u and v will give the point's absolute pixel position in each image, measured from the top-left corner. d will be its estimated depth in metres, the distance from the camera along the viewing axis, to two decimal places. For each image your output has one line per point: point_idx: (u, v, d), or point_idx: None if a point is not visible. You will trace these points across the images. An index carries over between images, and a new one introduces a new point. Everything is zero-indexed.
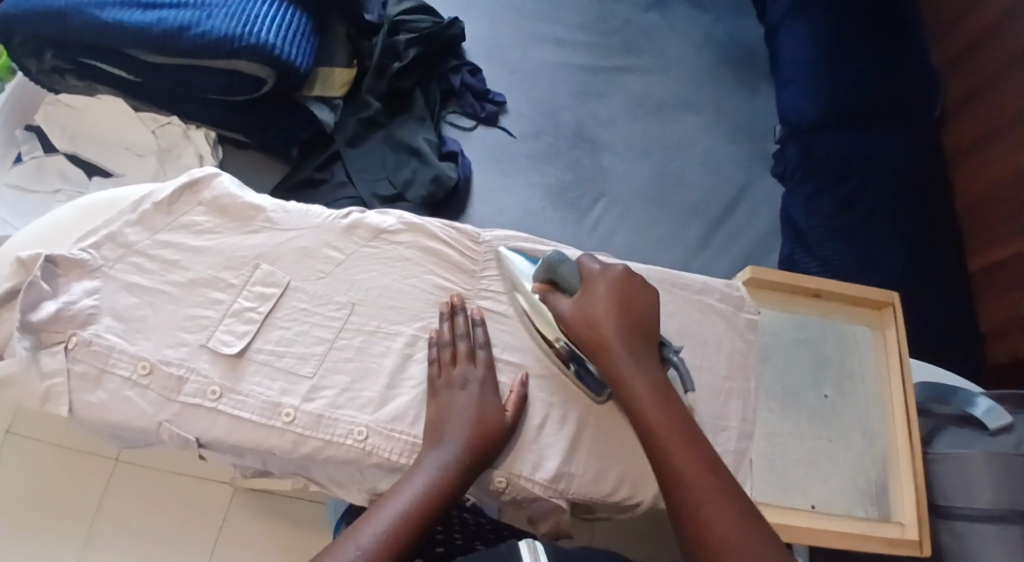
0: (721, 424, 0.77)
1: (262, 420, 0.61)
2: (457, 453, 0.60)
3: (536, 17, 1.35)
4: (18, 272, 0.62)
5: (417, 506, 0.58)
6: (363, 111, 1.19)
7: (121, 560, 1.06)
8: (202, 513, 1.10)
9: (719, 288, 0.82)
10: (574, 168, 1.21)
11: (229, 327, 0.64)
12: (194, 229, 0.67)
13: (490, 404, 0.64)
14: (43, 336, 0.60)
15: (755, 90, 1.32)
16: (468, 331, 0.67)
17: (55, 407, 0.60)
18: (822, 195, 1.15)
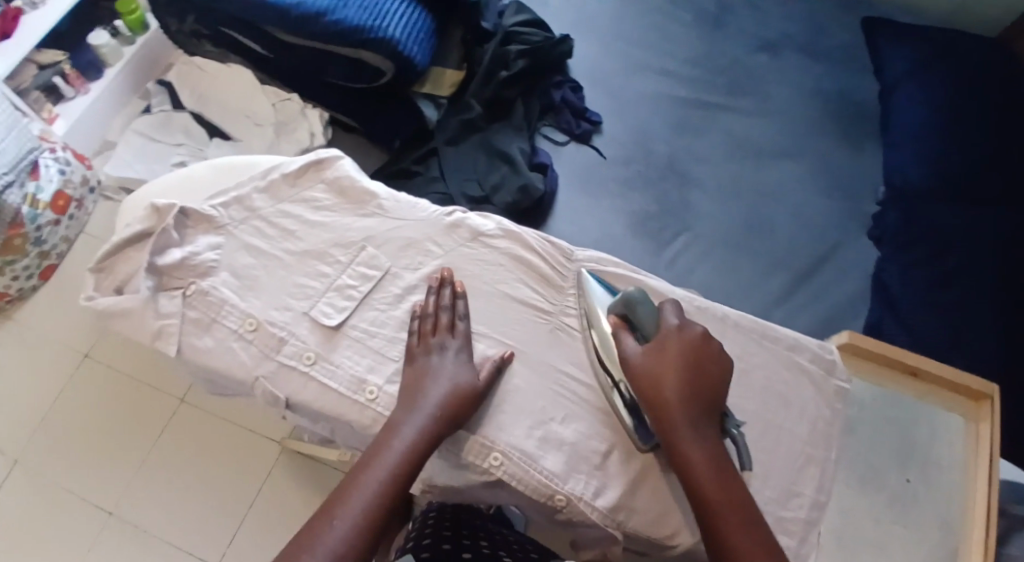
0: (796, 491, 0.71)
1: (346, 392, 0.65)
2: (427, 419, 0.62)
3: (647, 45, 1.38)
4: (152, 217, 0.67)
5: (392, 472, 0.60)
6: (465, 113, 1.23)
7: (174, 490, 1.24)
8: (253, 464, 1.27)
9: (812, 349, 0.77)
10: (661, 200, 1.23)
11: (331, 300, 0.68)
12: (314, 205, 0.72)
13: (463, 373, 0.65)
14: (165, 280, 0.66)
15: (861, 146, 1.29)
16: (451, 304, 0.69)
17: (165, 345, 0.65)
18: (918, 267, 1.14)
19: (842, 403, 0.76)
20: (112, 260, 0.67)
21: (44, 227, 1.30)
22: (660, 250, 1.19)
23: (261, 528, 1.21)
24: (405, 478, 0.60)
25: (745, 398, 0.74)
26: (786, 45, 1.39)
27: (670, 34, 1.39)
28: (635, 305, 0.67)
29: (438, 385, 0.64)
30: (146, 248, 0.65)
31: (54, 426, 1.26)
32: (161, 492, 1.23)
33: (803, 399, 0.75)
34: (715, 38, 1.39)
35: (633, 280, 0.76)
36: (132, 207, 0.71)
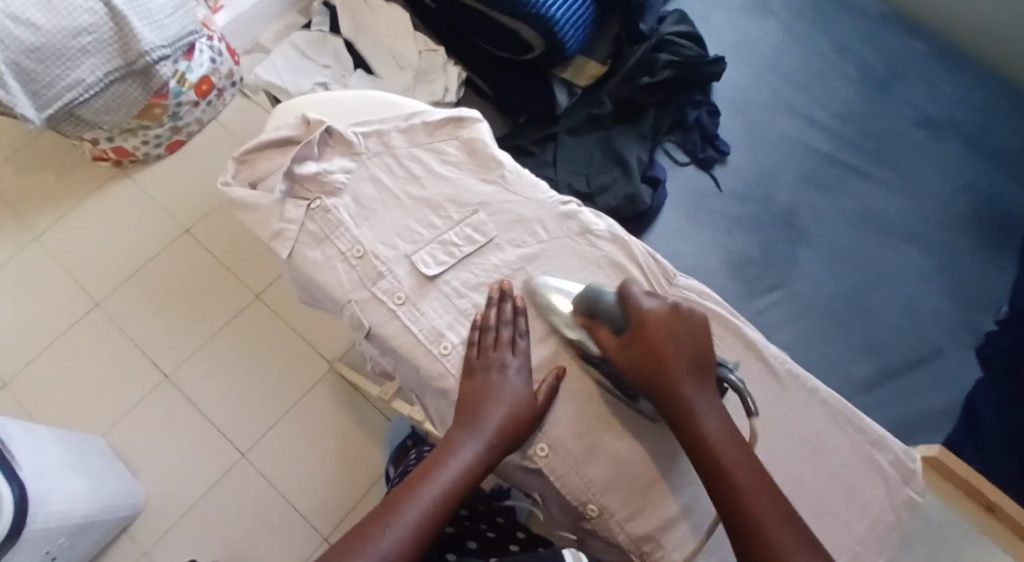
0: None
1: (424, 341, 0.69)
2: (487, 439, 0.65)
3: (802, 89, 1.38)
4: (301, 128, 0.73)
5: (448, 487, 0.64)
6: (595, 108, 1.24)
7: (227, 370, 1.40)
8: (300, 376, 1.39)
9: (896, 452, 0.74)
10: (766, 247, 1.24)
11: (432, 251, 0.71)
12: (443, 158, 0.75)
13: (519, 393, 0.67)
14: (297, 188, 0.71)
15: (997, 255, 1.23)
16: (513, 318, 0.69)
17: (280, 247, 0.70)
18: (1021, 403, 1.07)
19: (908, 513, 0.73)
20: (254, 155, 0.73)
21: (184, 105, 1.44)
22: (748, 299, 1.20)
23: (295, 432, 1.35)
24: (460, 494, 0.65)
25: (808, 476, 0.72)
26: (947, 126, 1.34)
27: (828, 84, 1.38)
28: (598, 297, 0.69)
29: (495, 406, 0.66)
30: (289, 155, 0.71)
31: (142, 282, 1.45)
32: (214, 370, 1.39)
33: (869, 498, 0.73)
34: (874, 103, 1.36)
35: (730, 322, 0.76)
36: (283, 113, 0.77)
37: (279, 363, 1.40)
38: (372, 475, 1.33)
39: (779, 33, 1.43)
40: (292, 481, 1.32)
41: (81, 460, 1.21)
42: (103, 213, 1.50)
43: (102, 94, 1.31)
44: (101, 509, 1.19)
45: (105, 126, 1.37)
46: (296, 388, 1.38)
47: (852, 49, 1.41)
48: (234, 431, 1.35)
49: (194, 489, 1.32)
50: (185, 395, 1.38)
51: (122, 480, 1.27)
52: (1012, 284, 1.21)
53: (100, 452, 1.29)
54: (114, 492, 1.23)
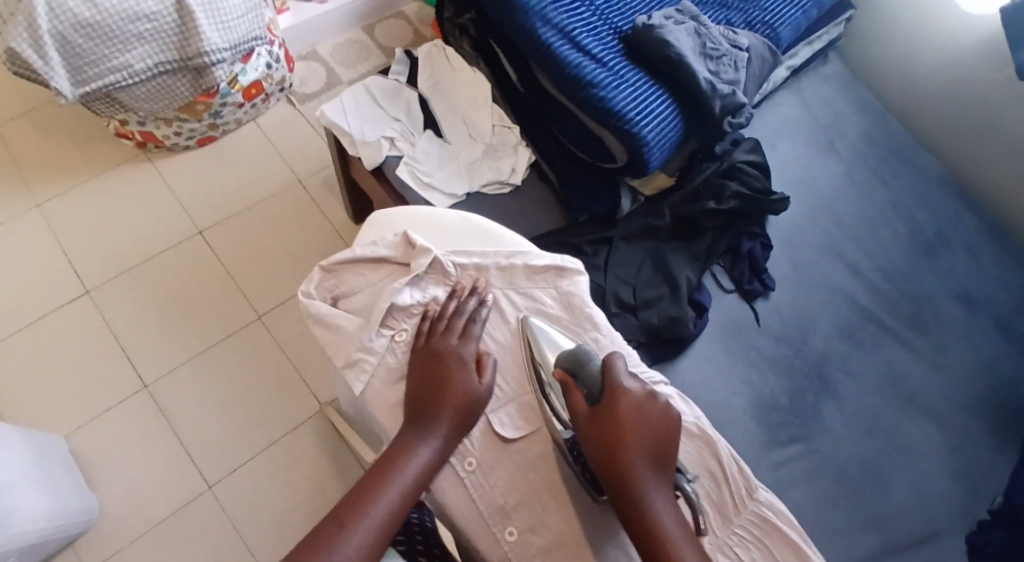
0: None
1: (487, 519, 0.76)
2: (444, 432, 0.76)
3: (851, 236, 1.36)
4: (402, 251, 0.83)
5: (411, 483, 0.74)
6: (654, 219, 1.20)
7: (214, 387, 1.32)
8: (290, 410, 1.32)
9: None
10: (795, 397, 1.22)
11: (509, 414, 0.80)
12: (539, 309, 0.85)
13: (461, 363, 0.79)
14: (386, 317, 0.81)
15: (1002, 447, 1.22)
16: (472, 310, 0.82)
17: (357, 378, 0.80)
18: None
19: None
20: (341, 267, 0.83)
21: (228, 105, 1.39)
22: (769, 448, 1.18)
23: (271, 471, 1.28)
24: (421, 484, 0.75)
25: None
26: (982, 304, 1.33)
27: (877, 237, 1.37)
28: (585, 361, 0.78)
29: (450, 395, 0.77)
30: (386, 288, 0.81)
31: (145, 278, 1.38)
32: (201, 390, 1.32)
33: None
34: (919, 266, 1.35)
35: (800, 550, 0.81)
36: (380, 219, 0.89)
37: (268, 395, 1.33)
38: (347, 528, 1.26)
39: (841, 174, 1.41)
40: (265, 519, 1.25)
41: (42, 471, 1.14)
42: (115, 195, 1.43)
43: (147, 83, 1.24)
44: (59, 528, 1.12)
45: (141, 113, 1.29)
46: (281, 424, 1.31)
47: (909, 207, 1.40)
48: (208, 460, 1.28)
49: (159, 512, 1.24)
50: (166, 415, 1.30)
51: (79, 494, 1.19)
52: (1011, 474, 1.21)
53: (62, 459, 1.21)
54: (72, 508, 1.15)
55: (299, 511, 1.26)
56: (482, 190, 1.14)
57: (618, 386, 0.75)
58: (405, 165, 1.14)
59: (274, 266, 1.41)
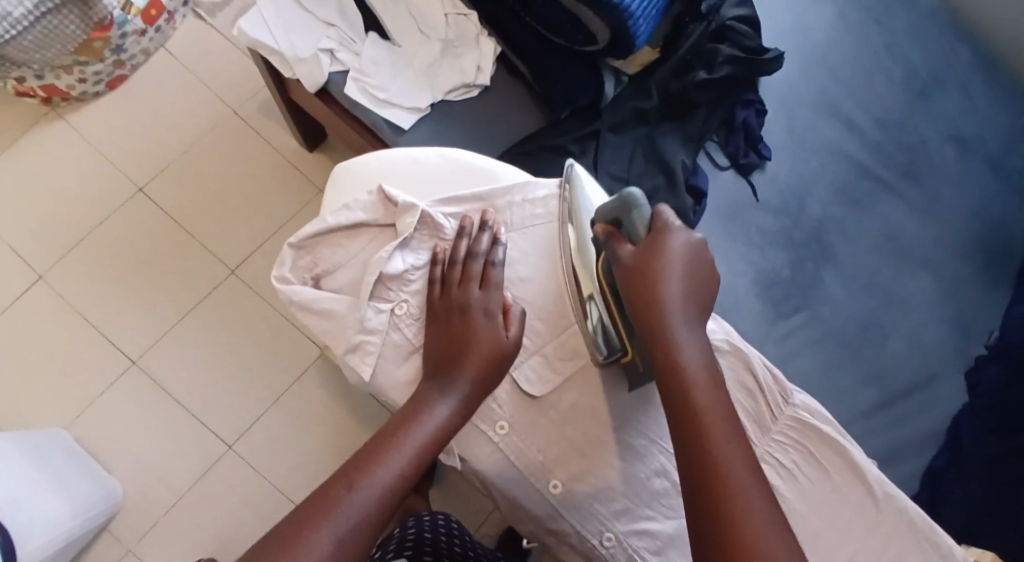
0: None
1: (529, 475, 0.78)
2: (464, 389, 0.70)
3: (845, 86, 1.26)
4: (386, 212, 0.80)
5: (422, 444, 0.67)
6: (642, 101, 1.11)
7: (193, 350, 1.23)
8: (283, 363, 1.24)
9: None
10: (796, 268, 1.17)
11: (533, 367, 0.80)
12: (547, 244, 0.84)
13: (488, 315, 0.74)
14: (382, 288, 0.78)
15: (995, 286, 1.22)
16: (487, 248, 0.78)
17: (363, 364, 0.76)
18: (1001, 433, 1.12)
19: None
20: (315, 242, 0.80)
21: (129, 35, 1.22)
22: (773, 321, 1.15)
23: (283, 426, 1.22)
24: (435, 448, 0.68)
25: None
26: (977, 142, 1.27)
27: (870, 83, 1.27)
28: (633, 205, 0.74)
29: (472, 349, 0.72)
30: (376, 258, 0.77)
31: (96, 246, 1.25)
32: (186, 354, 1.23)
33: None
34: (912, 111, 1.27)
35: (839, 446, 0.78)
36: (348, 177, 0.87)
37: (258, 345, 1.24)
38: None
39: (831, 20, 1.29)
40: (279, 473, 1.20)
41: (52, 469, 1.07)
42: (35, 160, 1.28)
43: (31, 30, 1.10)
44: (86, 521, 1.07)
45: (36, 64, 1.16)
46: (285, 375, 1.24)
47: (900, 46, 1.29)
48: (219, 420, 1.21)
49: (169, 489, 1.18)
50: (162, 388, 1.21)
51: (98, 481, 1.12)
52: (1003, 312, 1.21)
53: (71, 451, 1.14)
54: (93, 495, 1.10)
55: (314, 462, 1.21)
56: (447, 97, 1.02)
57: (666, 232, 0.70)
58: (353, 82, 1.00)
59: (233, 210, 1.29)
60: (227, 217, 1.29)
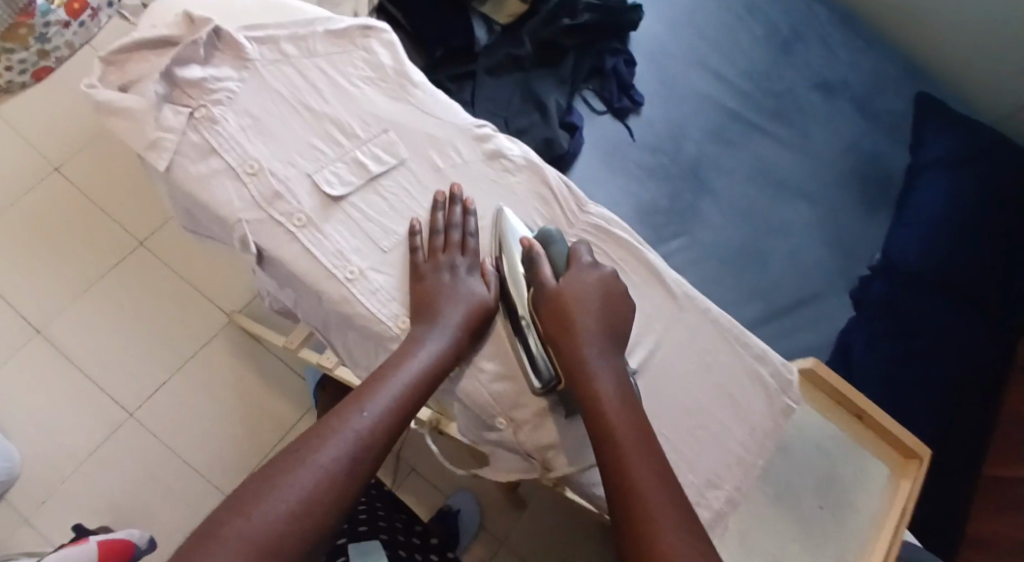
0: (715, 483, 0.70)
1: (327, 267, 0.63)
2: (450, 341, 0.62)
3: (711, 43, 1.37)
4: (183, 28, 0.66)
5: (392, 411, 0.60)
6: (516, 49, 1.21)
7: (101, 316, 1.27)
8: (192, 327, 1.29)
9: (776, 365, 0.74)
10: (674, 198, 1.25)
11: (337, 171, 0.65)
12: (358, 74, 0.69)
13: (465, 285, 0.64)
14: (179, 94, 0.64)
15: (872, 213, 1.30)
16: (462, 220, 0.66)
17: (156, 158, 0.63)
18: (881, 339, 1.21)
19: (785, 421, 0.74)
20: (123, 57, 0.66)
21: (52, 25, 1.33)
22: (656, 246, 1.23)
23: (186, 390, 1.26)
24: (405, 411, 0.61)
25: (708, 401, 0.71)
26: (839, 89, 1.38)
27: (734, 40, 1.38)
28: (548, 239, 0.69)
29: (463, 308, 0.63)
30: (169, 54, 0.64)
31: (12, 222, 1.30)
32: (99, 320, 1.27)
33: (751, 406, 0.72)
34: (775, 62, 1.38)
35: (636, 250, 0.73)
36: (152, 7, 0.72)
37: (165, 312, 1.29)
38: (264, 427, 1.26)
39: None
40: (186, 429, 1.24)
41: None
42: None
43: None
44: None
45: None
46: (190, 342, 1.28)
47: (762, 7, 1.41)
48: (119, 386, 1.25)
49: (80, 444, 1.21)
50: (71, 355, 1.25)
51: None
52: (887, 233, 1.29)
53: None
54: None
55: (222, 419, 1.25)
56: None
57: (576, 268, 0.67)
58: None
59: (144, 189, 1.35)
60: (141, 194, 1.35)
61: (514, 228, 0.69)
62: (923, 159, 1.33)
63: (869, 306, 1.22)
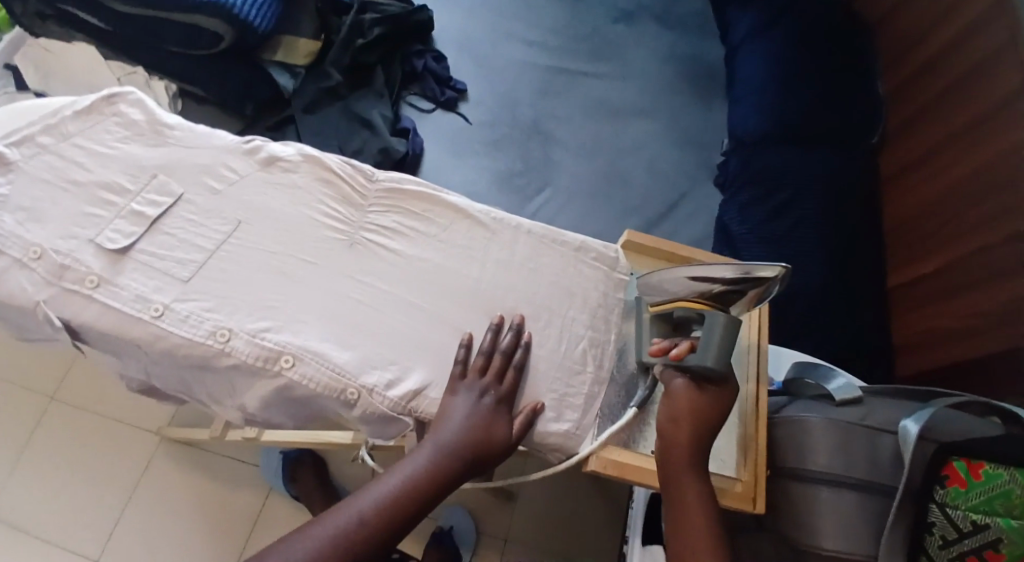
0: (578, 370, 0.73)
1: (132, 311, 0.67)
2: (457, 450, 0.66)
3: (506, 16, 1.42)
4: None
5: (386, 505, 0.63)
6: (325, 81, 1.23)
7: (37, 486, 1.13)
8: (125, 458, 1.16)
9: (597, 247, 0.79)
10: (523, 158, 1.28)
11: (118, 227, 0.70)
12: (110, 140, 0.75)
13: (498, 412, 0.68)
14: None
15: (708, 103, 1.37)
16: (508, 348, 0.71)
17: None
18: (755, 206, 1.18)
19: (622, 291, 0.78)
20: None
21: None
22: (522, 203, 1.24)
23: (143, 520, 1.13)
24: (406, 512, 0.63)
25: (543, 299, 0.75)
26: (637, 14, 1.45)
27: (528, 7, 1.43)
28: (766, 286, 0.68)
29: (488, 435, 0.67)
30: None
31: None
32: (26, 482, 1.13)
33: (585, 289, 0.77)
34: (572, 11, 1.43)
35: (429, 196, 0.78)
36: None
37: (93, 454, 1.16)
38: (237, 526, 1.13)
39: None
40: (160, 556, 1.10)
41: None
42: None
43: None
44: None
45: None
46: (128, 472, 1.15)
47: None
48: (71, 538, 1.10)
49: None
50: (10, 527, 1.10)
51: None
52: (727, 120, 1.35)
53: None
54: None
55: (196, 534, 1.12)
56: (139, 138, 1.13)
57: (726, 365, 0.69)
58: None
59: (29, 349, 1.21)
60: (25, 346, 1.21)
61: (308, 219, 0.74)
62: (734, 40, 1.37)
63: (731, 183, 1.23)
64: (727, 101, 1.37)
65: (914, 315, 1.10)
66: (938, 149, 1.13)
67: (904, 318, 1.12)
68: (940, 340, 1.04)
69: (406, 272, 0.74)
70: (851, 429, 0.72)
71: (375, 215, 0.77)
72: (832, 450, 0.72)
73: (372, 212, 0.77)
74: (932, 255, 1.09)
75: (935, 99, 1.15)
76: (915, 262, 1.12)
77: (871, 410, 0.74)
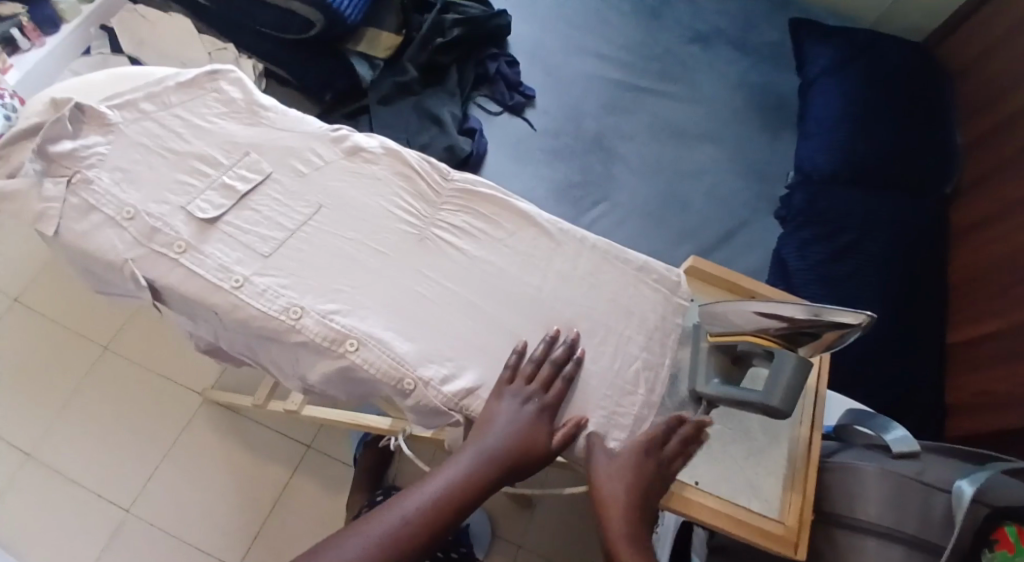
0: (629, 389, 0.74)
1: (214, 279, 0.70)
2: (501, 457, 0.67)
3: (583, 29, 1.44)
4: (49, 111, 0.74)
5: (430, 510, 0.65)
6: (401, 76, 1.25)
7: (83, 430, 1.18)
8: (168, 414, 1.20)
9: (660, 269, 0.80)
10: (586, 170, 1.29)
11: (207, 197, 0.73)
12: (207, 114, 0.78)
13: (542, 424, 0.70)
14: (54, 167, 0.72)
15: (777, 134, 1.37)
16: (558, 359, 0.73)
17: (45, 226, 0.71)
18: (811, 245, 1.19)
19: (681, 317, 0.79)
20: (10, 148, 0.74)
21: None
22: (580, 215, 1.25)
23: (177, 476, 1.16)
24: (450, 516, 0.66)
25: (601, 314, 0.77)
26: (713, 38, 1.45)
27: (606, 21, 1.45)
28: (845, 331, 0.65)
29: (531, 446, 0.69)
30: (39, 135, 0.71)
31: None
32: (74, 427, 1.18)
33: (644, 309, 0.78)
34: (649, 30, 1.45)
35: (501, 200, 0.80)
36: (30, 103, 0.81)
37: (139, 406, 1.20)
38: (265, 495, 1.16)
39: None
40: (191, 513, 1.14)
41: None
42: None
43: None
44: None
45: None
46: (169, 427, 1.19)
47: None
48: (109, 485, 1.15)
49: None
50: (56, 468, 1.15)
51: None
52: (794, 153, 1.35)
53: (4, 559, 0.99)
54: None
55: (227, 496, 1.16)
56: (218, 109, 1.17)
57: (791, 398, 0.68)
58: None
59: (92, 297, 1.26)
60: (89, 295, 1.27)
61: (384, 210, 0.77)
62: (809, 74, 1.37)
63: (792, 217, 1.23)
64: (795, 135, 1.37)
65: (969, 373, 1.10)
66: (1009, 209, 1.12)
67: (962, 377, 1.11)
68: (992, 403, 1.03)
69: (472, 273, 0.76)
70: (905, 484, 0.74)
71: (448, 214, 0.79)
72: (884, 504, 0.74)
73: (445, 210, 0.79)
74: (996, 316, 1.08)
75: (1011, 158, 1.15)
76: (978, 320, 1.11)
77: (926, 467, 0.76)
